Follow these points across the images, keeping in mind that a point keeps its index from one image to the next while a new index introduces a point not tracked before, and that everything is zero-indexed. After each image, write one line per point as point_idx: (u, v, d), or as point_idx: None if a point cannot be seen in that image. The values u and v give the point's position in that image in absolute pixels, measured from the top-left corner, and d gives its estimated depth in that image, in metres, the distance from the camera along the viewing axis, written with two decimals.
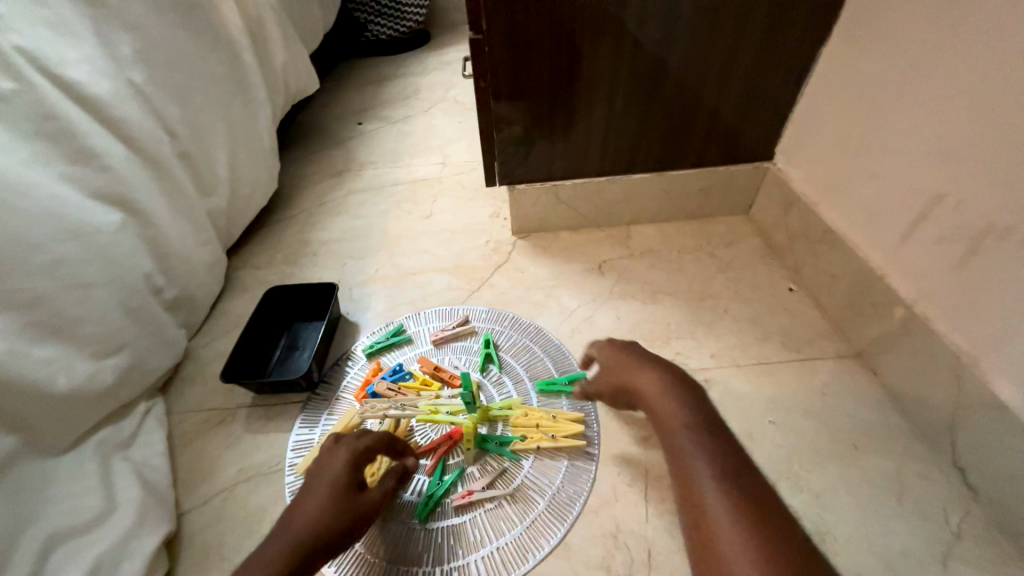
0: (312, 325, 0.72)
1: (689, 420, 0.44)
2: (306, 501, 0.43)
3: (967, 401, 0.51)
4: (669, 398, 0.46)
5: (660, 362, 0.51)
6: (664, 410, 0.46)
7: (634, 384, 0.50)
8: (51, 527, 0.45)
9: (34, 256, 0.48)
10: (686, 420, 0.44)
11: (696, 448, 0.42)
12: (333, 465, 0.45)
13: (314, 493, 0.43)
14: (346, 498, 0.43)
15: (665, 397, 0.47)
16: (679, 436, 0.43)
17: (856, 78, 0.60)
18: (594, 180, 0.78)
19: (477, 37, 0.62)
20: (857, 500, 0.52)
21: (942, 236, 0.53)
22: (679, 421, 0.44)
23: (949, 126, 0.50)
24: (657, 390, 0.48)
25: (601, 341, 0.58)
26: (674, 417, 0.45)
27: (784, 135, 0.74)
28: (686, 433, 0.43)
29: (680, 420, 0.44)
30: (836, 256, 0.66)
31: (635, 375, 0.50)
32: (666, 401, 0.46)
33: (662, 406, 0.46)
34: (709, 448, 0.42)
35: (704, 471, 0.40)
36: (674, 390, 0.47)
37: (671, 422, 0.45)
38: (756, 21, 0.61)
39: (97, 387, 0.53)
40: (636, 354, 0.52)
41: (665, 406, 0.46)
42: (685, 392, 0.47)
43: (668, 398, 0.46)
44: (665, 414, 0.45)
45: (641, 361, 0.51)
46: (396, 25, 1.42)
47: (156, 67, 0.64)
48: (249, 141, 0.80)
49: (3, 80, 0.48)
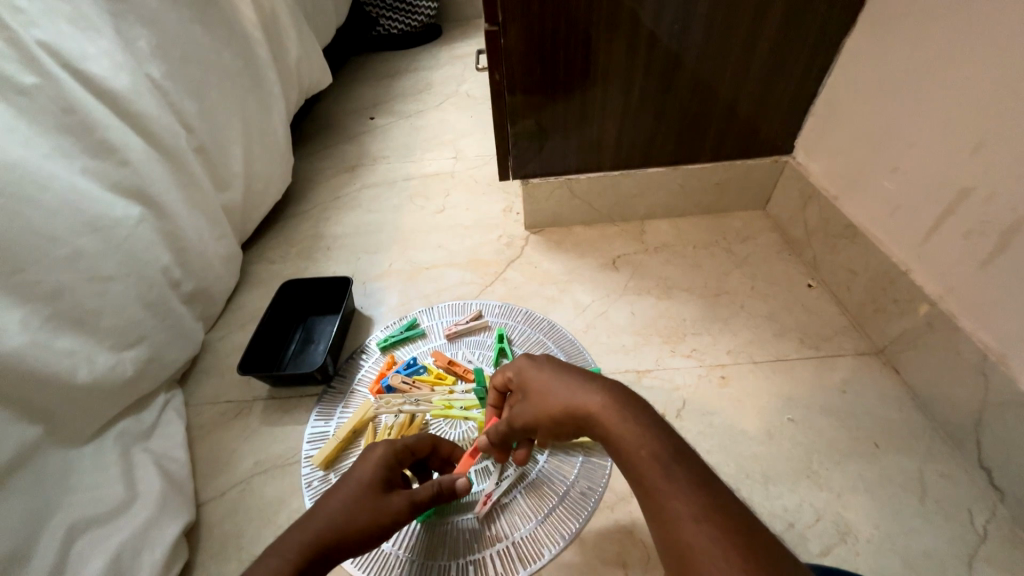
0: (326, 319, 0.73)
1: (649, 445, 0.35)
2: (333, 501, 0.42)
3: (993, 400, 0.50)
4: (624, 421, 0.37)
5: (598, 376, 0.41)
6: (619, 436, 0.36)
7: (576, 410, 0.39)
8: (77, 515, 0.46)
9: (55, 248, 0.49)
10: (643, 444, 0.35)
11: (666, 479, 0.33)
12: (364, 464, 0.44)
13: (340, 495, 0.42)
14: (375, 505, 0.42)
15: (618, 420, 0.37)
16: (644, 468, 0.34)
17: (882, 69, 0.59)
18: (608, 174, 0.77)
19: (493, 29, 0.61)
20: (878, 499, 0.51)
21: (970, 231, 0.51)
22: (640, 447, 0.35)
23: (979, 117, 0.49)
24: (606, 411, 0.38)
25: (517, 359, 0.47)
26: (632, 442, 0.36)
27: (804, 127, 0.72)
28: (650, 461, 0.34)
29: (638, 446, 0.35)
30: (857, 251, 0.65)
31: (574, 399, 0.40)
32: (617, 424, 0.37)
33: (614, 433, 0.37)
34: (677, 477, 0.33)
35: (681, 510, 0.32)
36: (622, 410, 0.37)
37: (631, 450, 0.35)
38: (778, 11, 0.60)
39: (118, 378, 0.53)
40: (570, 370, 0.43)
41: (619, 430, 0.37)
42: (634, 411, 0.37)
43: (617, 421, 0.37)
44: (622, 442, 0.36)
45: (576, 378, 0.41)
46: (407, 19, 1.41)
47: (171, 62, 0.64)
48: (262, 135, 0.81)
49: (25, 75, 0.48)
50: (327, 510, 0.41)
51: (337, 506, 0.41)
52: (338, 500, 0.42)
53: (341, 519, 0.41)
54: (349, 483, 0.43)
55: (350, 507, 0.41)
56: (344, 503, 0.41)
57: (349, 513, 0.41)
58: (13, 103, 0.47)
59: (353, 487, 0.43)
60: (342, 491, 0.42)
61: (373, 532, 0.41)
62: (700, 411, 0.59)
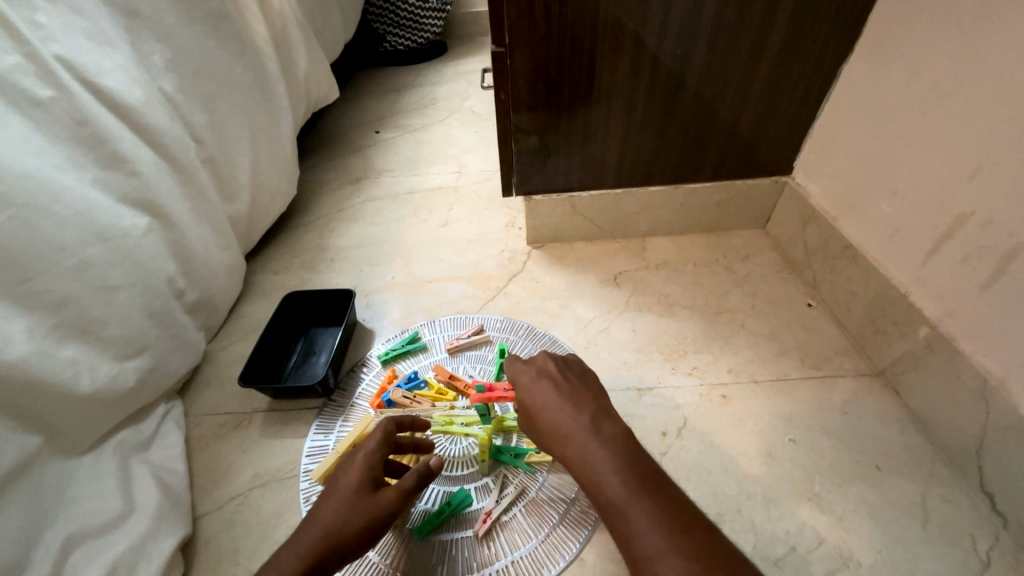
0: (328, 330, 0.73)
1: (618, 480, 0.39)
2: (326, 508, 0.43)
3: (994, 424, 0.50)
4: (600, 452, 0.42)
5: (585, 401, 0.46)
6: (596, 471, 0.41)
7: (550, 419, 0.45)
8: (73, 527, 0.46)
9: (63, 258, 0.49)
10: (615, 478, 0.40)
11: (634, 515, 0.37)
12: (350, 469, 0.45)
13: (331, 502, 0.43)
14: (368, 507, 0.43)
15: (596, 451, 0.42)
16: (614, 501, 0.39)
17: (879, 95, 0.60)
18: (610, 192, 0.79)
19: (499, 50, 0.62)
20: (880, 523, 0.51)
21: (967, 256, 0.52)
22: (610, 483, 0.39)
23: (974, 143, 0.50)
24: (586, 450, 0.42)
25: (509, 367, 0.53)
26: (606, 478, 0.40)
27: (803, 149, 0.74)
28: (619, 494, 0.39)
29: (607, 479, 0.40)
30: (856, 272, 0.66)
31: (549, 410, 0.46)
32: (594, 458, 0.41)
33: (587, 460, 0.41)
34: (644, 509, 0.38)
35: (650, 545, 0.36)
36: (600, 443, 0.42)
37: (604, 484, 0.40)
38: (777, 37, 0.62)
39: (119, 388, 0.53)
40: (549, 383, 0.48)
41: (594, 467, 0.41)
42: (607, 440, 0.42)
43: (594, 457, 0.41)
44: (595, 472, 0.41)
45: (553, 391, 0.47)
46: (414, 36, 1.44)
47: (185, 76, 0.65)
48: (270, 148, 0.82)
49: (43, 88, 0.49)
50: (320, 518, 0.42)
51: (330, 514, 0.42)
52: (330, 507, 0.43)
53: (337, 526, 0.42)
54: (338, 489, 0.44)
55: (343, 512, 0.43)
56: (335, 506, 0.43)
57: (342, 518, 0.42)
58: (29, 115, 0.48)
59: (343, 493, 0.44)
60: (333, 497, 0.44)
61: (367, 528, 0.42)
62: (701, 430, 0.59)
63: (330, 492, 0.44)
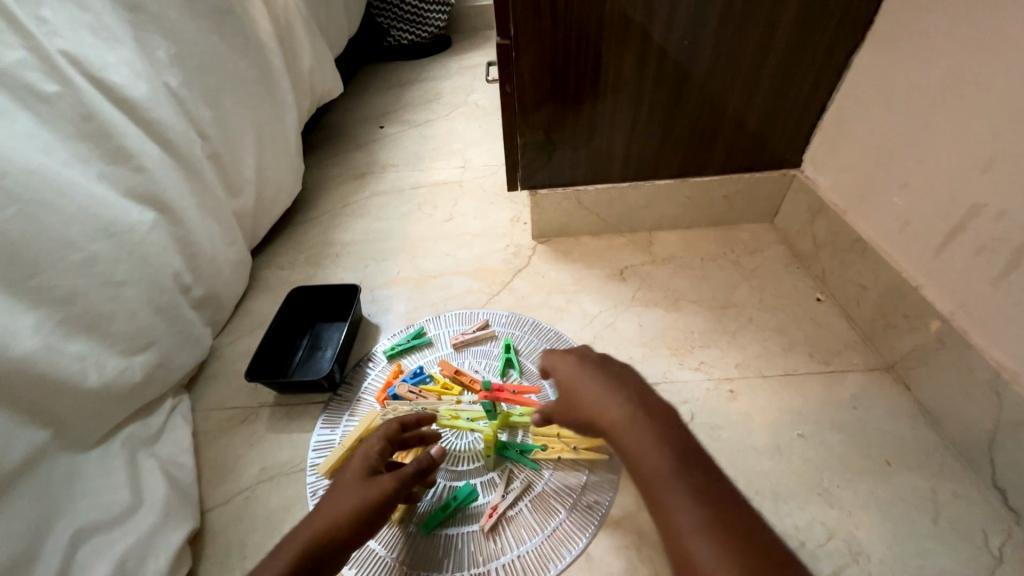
0: (333, 325, 0.73)
1: (659, 455, 0.39)
2: (329, 498, 0.44)
3: (1007, 419, 0.50)
4: (642, 427, 0.41)
5: (628, 383, 0.45)
6: (636, 445, 0.40)
7: (590, 397, 0.45)
8: (83, 520, 0.46)
9: (70, 253, 0.49)
10: (657, 455, 0.39)
11: (672, 491, 0.37)
12: (355, 461, 0.47)
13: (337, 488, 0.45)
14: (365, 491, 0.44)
15: (637, 426, 0.41)
16: (651, 476, 0.38)
17: (891, 86, 0.59)
18: (616, 186, 0.78)
19: (505, 43, 0.62)
20: (889, 518, 0.50)
21: (981, 248, 0.51)
22: (651, 458, 0.39)
23: (988, 134, 0.49)
24: (627, 425, 0.41)
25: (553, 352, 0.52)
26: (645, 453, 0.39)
27: (812, 143, 0.73)
28: (657, 468, 0.38)
29: (647, 455, 0.39)
30: (867, 266, 0.65)
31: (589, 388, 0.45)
32: (634, 431, 0.41)
33: (628, 436, 0.41)
34: (682, 486, 0.37)
35: (684, 522, 0.35)
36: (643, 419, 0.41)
37: (643, 458, 0.39)
38: (788, 27, 0.60)
39: (127, 382, 0.53)
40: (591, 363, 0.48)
41: (633, 440, 0.40)
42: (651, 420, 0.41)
43: (635, 431, 0.41)
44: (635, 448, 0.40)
45: (596, 373, 0.47)
46: (418, 30, 1.43)
47: (189, 71, 0.65)
48: (274, 143, 0.82)
49: (48, 83, 0.49)
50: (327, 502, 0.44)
51: (332, 502, 0.44)
52: (336, 492, 0.44)
53: (335, 513, 0.43)
54: (343, 479, 0.46)
55: (343, 498, 0.44)
56: (341, 494, 0.44)
57: (340, 505, 0.43)
58: (35, 110, 0.48)
59: (346, 483, 0.45)
60: (338, 487, 0.45)
61: (367, 516, 0.43)
62: (708, 425, 0.58)
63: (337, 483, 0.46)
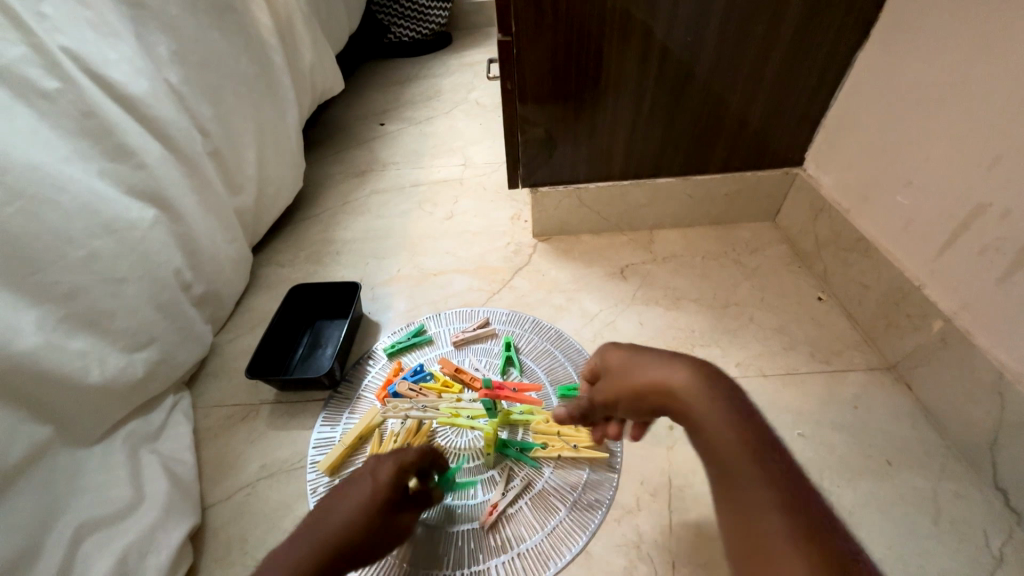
0: (334, 323, 0.73)
1: (734, 439, 0.32)
2: (340, 508, 0.40)
3: (1009, 419, 0.49)
4: (712, 402, 0.34)
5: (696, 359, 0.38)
6: (708, 425, 0.33)
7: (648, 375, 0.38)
8: (84, 516, 0.46)
9: (71, 250, 0.49)
10: (733, 440, 0.32)
11: (751, 478, 0.31)
12: (375, 474, 0.43)
13: (345, 512, 0.40)
14: (383, 514, 0.41)
15: (706, 401, 0.34)
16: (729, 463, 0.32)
17: (895, 84, 0.59)
18: (617, 184, 0.78)
19: (506, 39, 0.61)
20: (889, 518, 0.50)
21: (985, 247, 0.51)
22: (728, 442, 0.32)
23: (993, 132, 0.49)
24: (693, 402, 0.35)
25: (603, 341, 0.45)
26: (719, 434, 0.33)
27: (814, 141, 0.72)
28: (732, 450, 0.32)
29: (720, 437, 0.33)
30: (869, 265, 0.65)
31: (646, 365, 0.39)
32: (709, 410, 0.34)
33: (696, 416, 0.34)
34: (763, 476, 0.31)
35: (765, 516, 0.29)
36: (713, 395, 0.34)
37: (716, 440, 0.33)
38: (791, 24, 0.60)
39: (128, 379, 0.54)
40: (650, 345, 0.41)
41: (704, 420, 0.34)
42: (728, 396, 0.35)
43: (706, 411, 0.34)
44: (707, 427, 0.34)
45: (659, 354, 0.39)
46: (418, 27, 1.43)
47: (190, 68, 0.65)
48: (275, 140, 0.82)
49: (49, 80, 0.49)
50: (332, 525, 0.39)
51: (347, 517, 0.40)
52: (344, 517, 0.40)
53: (349, 531, 0.39)
54: (361, 491, 0.41)
55: (359, 517, 0.40)
56: (350, 521, 0.40)
57: (355, 526, 0.40)
58: (36, 107, 0.48)
59: (363, 498, 0.41)
60: (354, 500, 0.41)
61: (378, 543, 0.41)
62: None
63: (350, 492, 0.42)
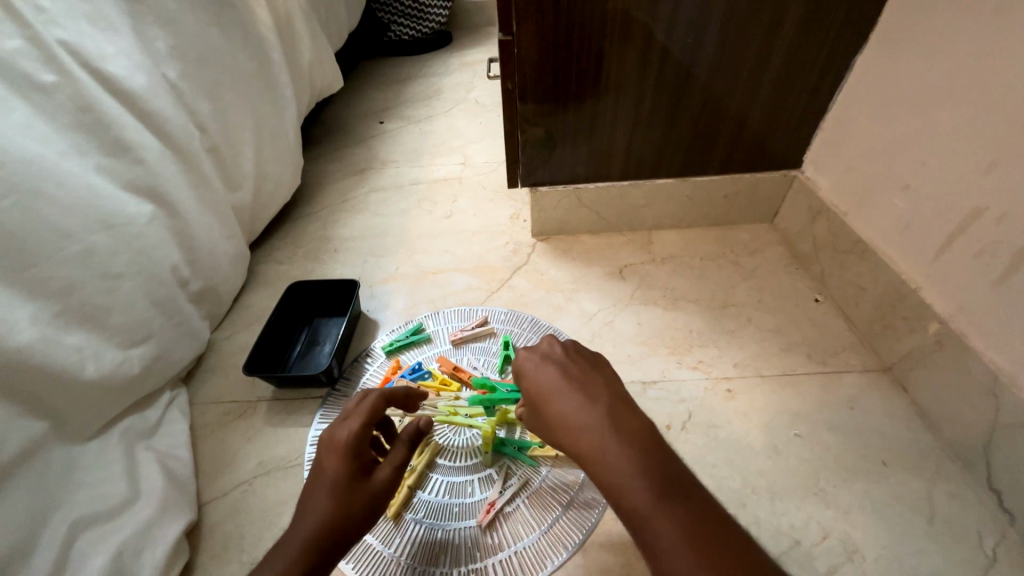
0: (332, 320, 0.73)
1: (639, 480, 0.34)
2: (312, 499, 0.40)
3: (1004, 420, 0.50)
4: (614, 445, 0.36)
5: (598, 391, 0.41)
6: (615, 463, 0.35)
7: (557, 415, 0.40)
8: (78, 513, 0.46)
9: (67, 245, 0.49)
10: (637, 482, 0.34)
11: (655, 517, 0.33)
12: (327, 453, 0.42)
13: (317, 499, 0.39)
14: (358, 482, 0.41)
15: (611, 445, 0.36)
16: (638, 504, 0.34)
17: (894, 88, 0.59)
18: (617, 185, 0.78)
19: (507, 39, 0.61)
20: (884, 518, 0.51)
21: (981, 250, 0.51)
22: (635, 481, 0.34)
23: (990, 136, 0.49)
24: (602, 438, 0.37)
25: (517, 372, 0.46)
26: (627, 470, 0.35)
27: (813, 143, 0.73)
28: (636, 494, 0.34)
29: (628, 483, 0.34)
30: (866, 267, 0.65)
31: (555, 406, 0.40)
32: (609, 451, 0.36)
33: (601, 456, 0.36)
34: (668, 512, 0.33)
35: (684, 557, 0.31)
36: (620, 435, 0.37)
37: (624, 476, 0.35)
38: (791, 26, 0.60)
39: (124, 375, 0.53)
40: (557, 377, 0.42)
41: (611, 465, 0.35)
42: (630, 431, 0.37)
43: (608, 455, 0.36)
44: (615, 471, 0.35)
45: (565, 392, 0.41)
46: (418, 25, 1.43)
47: (188, 63, 0.65)
48: (274, 137, 0.82)
49: (45, 73, 0.48)
50: (309, 515, 0.39)
51: (321, 506, 0.39)
52: (318, 505, 0.39)
53: (330, 513, 0.39)
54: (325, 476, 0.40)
55: (334, 498, 0.39)
56: (325, 503, 0.39)
57: (337, 505, 0.39)
58: (32, 100, 0.48)
59: (329, 480, 0.40)
60: (322, 487, 0.40)
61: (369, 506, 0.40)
62: (706, 424, 0.58)
63: (316, 483, 0.40)
